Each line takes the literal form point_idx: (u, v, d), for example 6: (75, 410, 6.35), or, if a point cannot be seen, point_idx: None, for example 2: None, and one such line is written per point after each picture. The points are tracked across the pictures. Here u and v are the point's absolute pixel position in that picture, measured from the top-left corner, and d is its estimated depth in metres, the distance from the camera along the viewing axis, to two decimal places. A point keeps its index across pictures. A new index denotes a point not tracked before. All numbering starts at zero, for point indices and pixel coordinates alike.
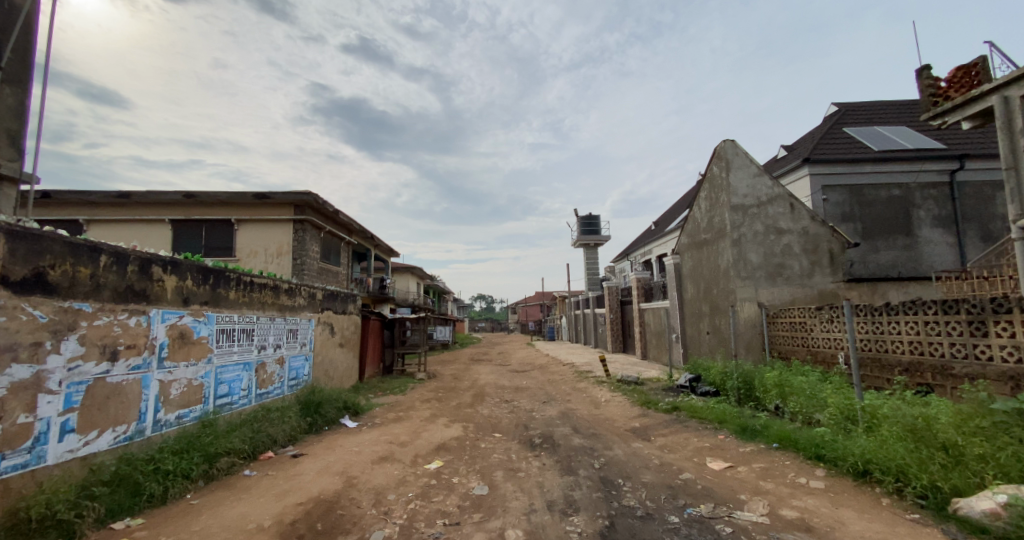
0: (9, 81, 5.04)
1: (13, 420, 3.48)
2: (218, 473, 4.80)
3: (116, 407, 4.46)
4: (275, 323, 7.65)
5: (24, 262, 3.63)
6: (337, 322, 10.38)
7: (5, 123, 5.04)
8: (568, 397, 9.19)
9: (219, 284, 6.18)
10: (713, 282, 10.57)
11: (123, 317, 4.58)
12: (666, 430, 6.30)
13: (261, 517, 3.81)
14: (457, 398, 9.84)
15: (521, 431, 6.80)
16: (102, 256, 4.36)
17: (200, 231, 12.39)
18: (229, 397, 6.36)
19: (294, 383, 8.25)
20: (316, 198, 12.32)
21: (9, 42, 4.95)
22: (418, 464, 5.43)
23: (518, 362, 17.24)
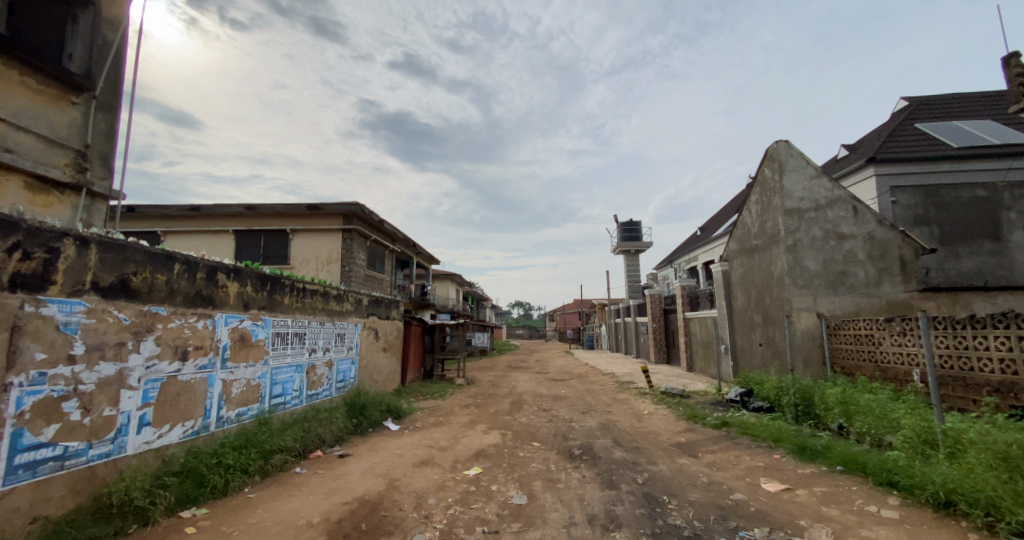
0: (104, 108, 5.68)
1: (99, 412, 3.85)
2: (272, 470, 5.09)
3: (185, 403, 4.83)
4: (325, 327, 8.04)
5: (111, 270, 4.03)
6: (382, 327, 10.75)
7: (99, 145, 5.63)
8: (609, 408, 8.96)
9: (275, 290, 6.58)
10: (766, 291, 10.00)
11: (192, 320, 4.98)
12: (714, 447, 5.97)
13: (309, 514, 3.97)
14: (496, 405, 9.86)
15: (560, 441, 6.70)
16: (175, 264, 4.76)
17: (259, 241, 13.29)
18: (283, 398, 6.73)
19: (341, 385, 8.60)
20: (363, 207, 12.95)
21: (104, 73, 5.56)
22: (458, 470, 5.47)
23: (557, 370, 17.07)
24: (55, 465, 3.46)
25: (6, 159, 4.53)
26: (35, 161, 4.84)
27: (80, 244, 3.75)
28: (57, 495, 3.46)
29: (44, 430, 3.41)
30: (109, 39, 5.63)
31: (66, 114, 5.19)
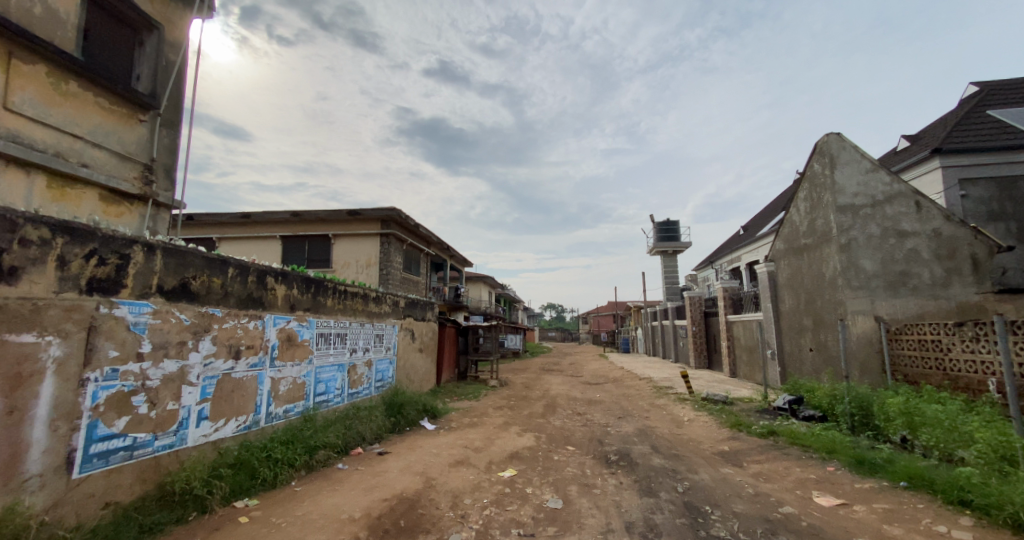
0: (167, 125, 6.14)
1: (163, 406, 4.16)
2: (316, 465, 5.31)
3: (238, 398, 5.13)
4: (365, 328, 8.32)
5: (173, 274, 4.35)
6: (417, 328, 11.00)
7: (163, 159, 6.11)
8: (646, 414, 8.73)
9: (319, 292, 6.88)
10: (817, 293, 9.45)
11: (244, 321, 5.29)
12: (760, 456, 5.68)
13: (351, 509, 4.11)
14: (530, 408, 9.84)
15: (596, 446, 6.59)
16: (230, 268, 5.07)
17: (303, 246, 13.95)
18: (326, 396, 7.02)
19: (380, 384, 8.86)
20: (399, 212, 13.33)
21: (167, 92, 6.01)
22: (493, 471, 5.50)
23: (591, 374, 16.83)
24: (125, 455, 3.76)
25: (84, 174, 4.98)
26: (109, 175, 5.30)
27: (148, 251, 4.06)
28: (127, 482, 3.77)
29: (116, 422, 3.71)
30: (171, 60, 6.08)
31: (135, 131, 5.65)
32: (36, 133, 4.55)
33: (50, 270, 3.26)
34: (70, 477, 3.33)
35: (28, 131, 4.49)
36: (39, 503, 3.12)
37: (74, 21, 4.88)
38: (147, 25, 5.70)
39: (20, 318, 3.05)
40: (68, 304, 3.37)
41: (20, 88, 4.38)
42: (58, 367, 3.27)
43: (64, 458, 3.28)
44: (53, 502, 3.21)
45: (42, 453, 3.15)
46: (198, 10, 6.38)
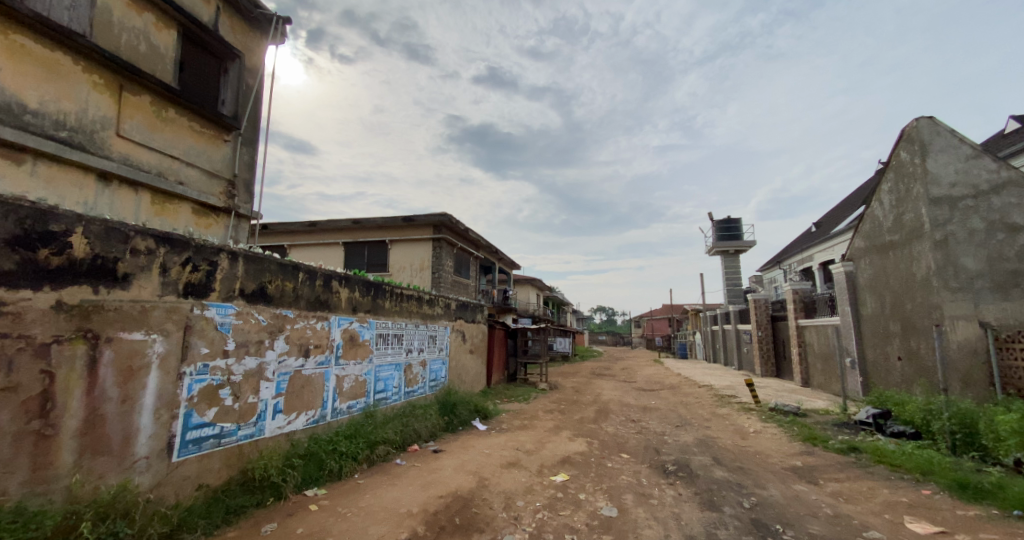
0: (247, 143, 6.77)
1: (245, 399, 4.57)
2: (377, 459, 5.60)
3: (308, 394, 5.51)
4: (419, 329, 8.63)
5: (253, 278, 4.77)
6: (468, 329, 11.24)
7: (244, 175, 6.72)
8: (707, 423, 8.28)
9: (378, 295, 7.23)
10: (906, 295, 8.50)
11: (313, 322, 5.68)
12: (840, 474, 5.18)
13: (409, 503, 4.27)
14: (581, 413, 9.69)
15: (652, 455, 6.35)
16: (300, 272, 5.47)
17: (363, 251, 14.76)
18: (385, 393, 7.35)
19: (434, 384, 9.15)
20: (450, 217, 13.74)
21: (247, 113, 6.62)
22: (545, 475, 5.48)
23: (645, 379, 16.25)
24: (215, 442, 4.18)
25: (180, 191, 5.61)
26: (200, 191, 5.93)
27: (232, 258, 4.50)
28: (216, 467, 4.18)
29: (207, 412, 4.13)
30: (250, 84, 6.70)
31: (220, 150, 6.27)
32: (142, 156, 5.19)
33: (155, 276, 3.69)
34: (171, 459, 3.75)
35: (137, 154, 5.13)
36: (146, 481, 3.54)
37: (171, 55, 5.52)
38: (230, 54, 6.32)
39: (131, 318, 3.48)
40: (169, 306, 3.80)
41: (130, 117, 5.02)
42: (161, 361, 3.69)
43: (165, 443, 3.70)
44: (156, 482, 3.63)
45: (148, 437, 3.57)
46: (272, 37, 6.98)
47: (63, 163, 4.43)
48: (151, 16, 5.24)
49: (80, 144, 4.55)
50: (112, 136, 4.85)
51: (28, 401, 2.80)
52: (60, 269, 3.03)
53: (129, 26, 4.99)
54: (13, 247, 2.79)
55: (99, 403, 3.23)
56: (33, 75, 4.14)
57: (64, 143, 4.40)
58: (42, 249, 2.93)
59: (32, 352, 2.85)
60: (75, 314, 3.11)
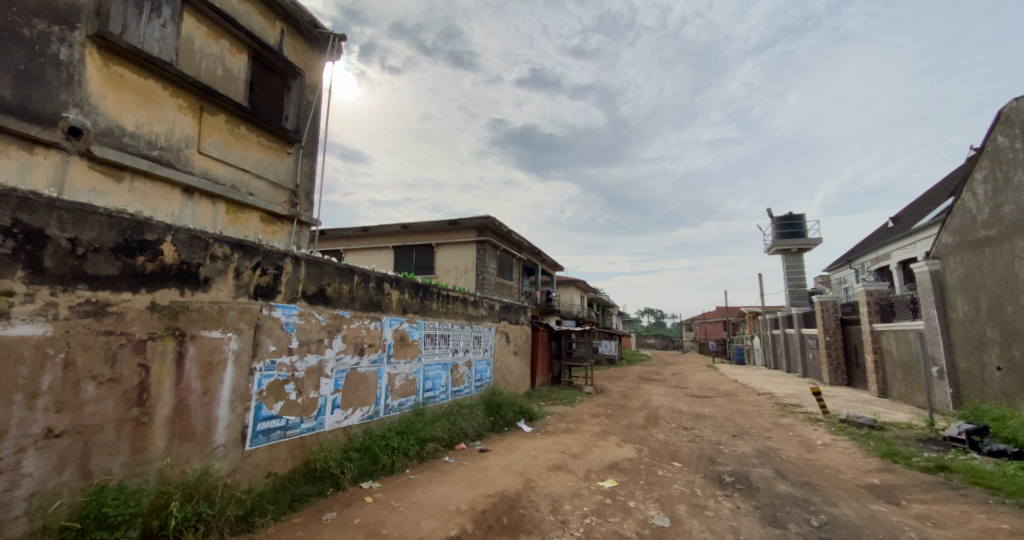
0: (308, 154, 7.23)
1: (307, 394, 4.87)
2: (426, 456, 5.77)
3: (363, 391, 5.79)
4: (465, 330, 8.80)
5: (314, 281, 5.08)
6: (512, 331, 11.31)
7: (305, 184, 7.20)
8: (767, 433, 7.77)
9: (426, 297, 7.45)
10: (1006, 297, 7.53)
11: (367, 322, 5.95)
12: (926, 496, 4.66)
13: (458, 501, 4.35)
14: (629, 418, 9.43)
15: (706, 465, 6.05)
16: (355, 275, 5.76)
17: (411, 254, 15.30)
18: (433, 392, 7.55)
19: (479, 384, 9.29)
20: (494, 220, 13.94)
21: (307, 127, 7.08)
22: (592, 479, 5.38)
23: (697, 386, 15.52)
24: (282, 433, 4.49)
25: (250, 201, 6.10)
26: (267, 201, 6.42)
27: (295, 262, 4.82)
28: (283, 456, 4.50)
29: (275, 405, 4.45)
30: (310, 99, 7.15)
31: (284, 162, 6.76)
32: (218, 170, 5.70)
33: (230, 279, 4.04)
34: (244, 448, 4.08)
35: (214, 169, 5.64)
36: (223, 467, 3.88)
37: (242, 77, 6.02)
38: (293, 72, 6.79)
39: (211, 318, 3.82)
40: (242, 307, 4.13)
41: (209, 135, 5.53)
42: (236, 357, 4.02)
43: (240, 432, 4.03)
44: (233, 467, 3.96)
45: (225, 427, 3.90)
46: (329, 54, 7.41)
47: (154, 178, 4.96)
48: (226, 43, 5.76)
49: (168, 161, 5.07)
50: (194, 152, 5.37)
51: (128, 390, 3.16)
52: (154, 274, 3.39)
53: (208, 53, 5.51)
54: (116, 254, 3.15)
55: (185, 394, 3.57)
56: (130, 102, 4.67)
57: (155, 161, 4.93)
58: (138, 256, 3.29)
59: (131, 347, 3.20)
60: (166, 314, 3.46)
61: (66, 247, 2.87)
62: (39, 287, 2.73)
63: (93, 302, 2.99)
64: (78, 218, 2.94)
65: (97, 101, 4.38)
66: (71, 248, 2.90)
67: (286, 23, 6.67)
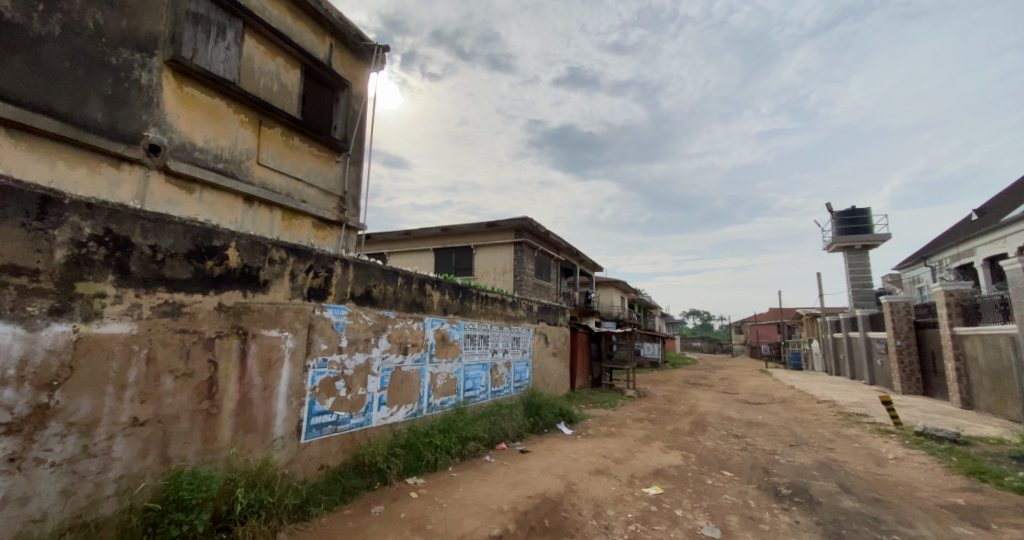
0: (355, 162, 7.56)
1: (356, 391, 5.08)
2: (468, 454, 5.87)
3: (407, 389, 5.97)
4: (504, 331, 8.86)
5: (361, 283, 5.30)
6: (551, 332, 11.26)
7: (353, 191, 7.53)
8: (829, 444, 7.23)
9: (465, 297, 7.57)
10: None
11: (410, 322, 6.13)
12: (1022, 520, 4.15)
13: (500, 501, 4.38)
14: (675, 423, 9.10)
15: (760, 475, 5.72)
16: (399, 277, 5.95)
17: (451, 256, 15.62)
18: (473, 392, 7.65)
19: (518, 385, 9.31)
20: (531, 221, 13.96)
21: (354, 136, 7.41)
22: (636, 485, 5.24)
23: (748, 392, 14.72)
24: (333, 428, 4.72)
25: (303, 208, 6.47)
26: (318, 207, 6.78)
27: (344, 265, 5.05)
28: (334, 450, 4.72)
29: (327, 400, 4.68)
30: (357, 109, 7.49)
31: (333, 170, 7.10)
32: (275, 179, 6.08)
33: (287, 282, 4.30)
34: (300, 440, 4.32)
35: (271, 178, 6.02)
36: (282, 458, 4.13)
37: (296, 91, 6.41)
38: (341, 84, 7.14)
39: (270, 318, 4.08)
40: (297, 307, 4.38)
41: (266, 147, 5.92)
42: (292, 355, 4.27)
43: (296, 426, 4.28)
44: (290, 458, 4.21)
45: (283, 420, 4.15)
46: (374, 64, 7.72)
47: (220, 189, 5.37)
48: (282, 60, 6.15)
49: (231, 173, 5.48)
50: (253, 164, 5.77)
51: (200, 384, 3.44)
52: (221, 277, 3.66)
53: (266, 71, 5.91)
54: (189, 259, 3.43)
55: (247, 388, 3.84)
56: (200, 119, 5.09)
57: (220, 173, 5.34)
58: (207, 261, 3.57)
59: (202, 344, 3.48)
60: (231, 314, 3.74)
61: (148, 253, 3.17)
62: (126, 290, 3.02)
63: (170, 303, 3.28)
64: (158, 226, 3.23)
65: (172, 119, 4.81)
66: (152, 254, 3.19)
67: (335, 38, 7.04)
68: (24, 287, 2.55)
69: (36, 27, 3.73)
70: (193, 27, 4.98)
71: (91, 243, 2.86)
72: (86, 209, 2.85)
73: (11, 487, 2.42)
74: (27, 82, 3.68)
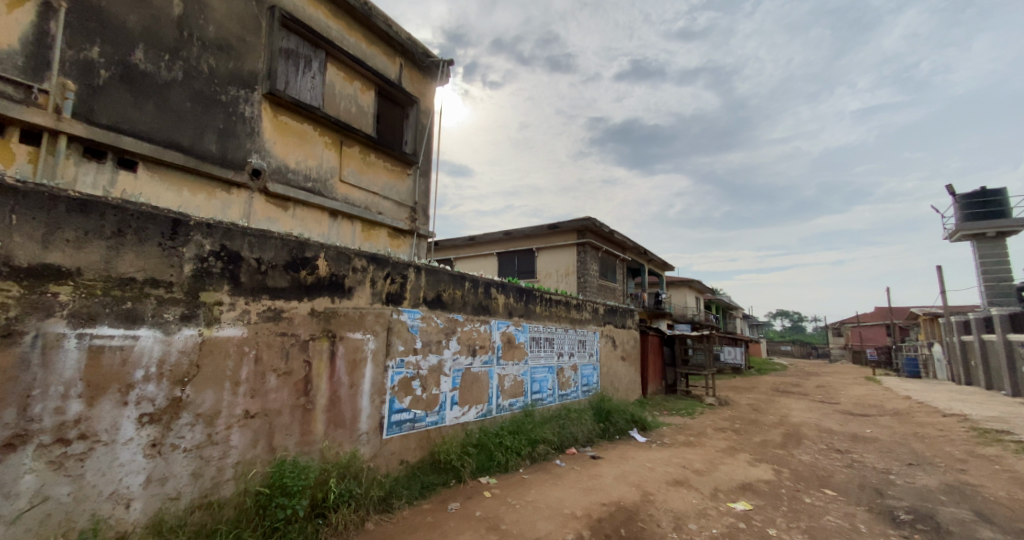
0: (424, 173, 7.95)
1: (430, 391, 5.31)
2: (538, 457, 5.87)
3: (477, 390, 6.11)
4: (569, 334, 8.74)
5: (432, 287, 5.54)
6: (619, 335, 10.90)
7: (422, 201, 7.91)
8: (960, 465, 6.16)
9: (530, 300, 7.60)
10: None
11: (477, 325, 6.29)
12: None
13: (573, 506, 4.30)
14: (762, 434, 8.33)
15: (871, 497, 5.03)
16: (466, 281, 6.14)
17: (513, 260, 15.80)
18: (540, 395, 7.63)
19: (586, 389, 9.12)
20: (594, 221, 13.68)
21: (423, 148, 7.80)
22: (720, 499, 4.87)
23: (851, 402, 13.04)
24: (411, 425, 4.97)
25: (379, 219, 6.92)
26: (392, 218, 7.21)
27: (417, 271, 5.31)
28: (413, 446, 4.97)
29: (405, 399, 4.95)
30: (425, 123, 7.88)
31: (405, 182, 7.53)
32: (355, 194, 6.59)
33: (367, 288, 4.62)
34: (382, 436, 4.61)
35: (352, 193, 6.53)
36: (367, 452, 4.43)
37: (371, 110, 6.89)
38: (409, 101, 7.56)
39: (354, 321, 4.41)
40: (377, 311, 4.69)
41: (346, 164, 6.43)
42: (373, 356, 4.58)
43: (379, 422, 4.57)
44: (374, 452, 4.51)
45: (367, 417, 4.45)
46: (440, 78, 8.06)
47: (309, 205, 5.93)
48: (359, 83, 6.66)
49: (319, 190, 6.02)
50: (336, 181, 6.29)
51: (298, 382, 3.81)
52: (313, 285, 4.03)
53: (345, 94, 6.44)
54: (286, 270, 3.82)
55: (337, 386, 4.17)
56: (292, 144, 5.67)
57: (309, 191, 5.90)
58: (301, 271, 3.95)
59: (299, 346, 3.86)
60: (322, 318, 4.09)
61: (254, 265, 3.58)
62: (239, 298, 3.44)
63: (272, 309, 3.68)
64: (261, 241, 3.63)
65: (270, 146, 5.42)
66: (256, 265, 3.60)
67: (404, 58, 7.47)
68: (162, 297, 3.00)
69: (164, 74, 4.42)
70: (285, 62, 5.58)
71: (211, 258, 3.30)
72: (206, 228, 3.28)
73: (154, 467, 2.86)
74: (156, 122, 4.38)
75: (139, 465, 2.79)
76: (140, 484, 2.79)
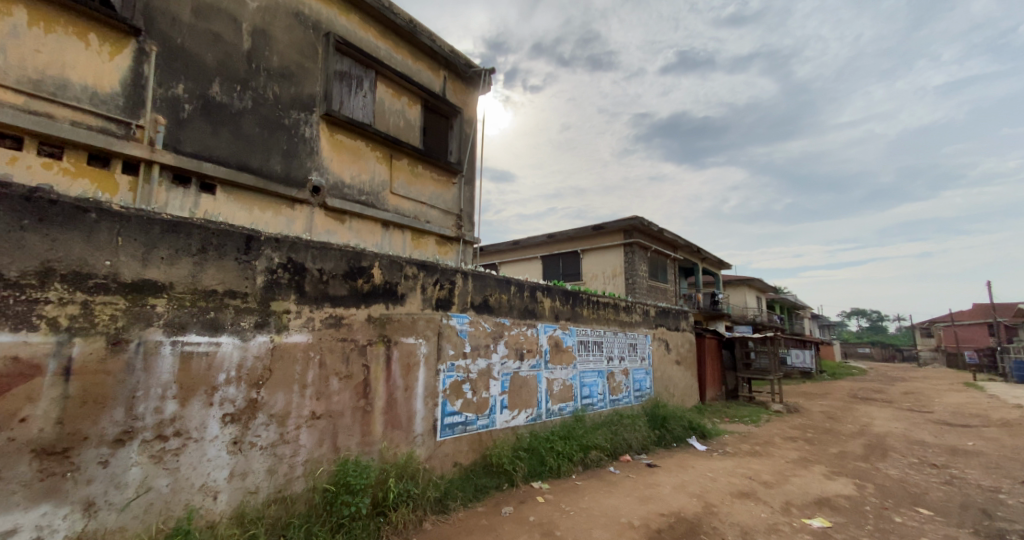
0: (468, 181, 8.12)
1: (480, 394, 5.38)
2: (590, 463, 5.76)
3: (526, 393, 6.12)
4: (619, 337, 8.52)
5: (479, 292, 5.62)
6: (672, 338, 10.45)
7: (467, 208, 8.08)
8: None
9: (577, 303, 7.50)
10: None
11: (524, 329, 6.30)
12: None
13: (629, 515, 4.17)
14: (839, 445, 7.61)
15: (977, 519, 4.42)
16: (512, 285, 6.18)
17: (558, 262, 15.68)
18: (591, 399, 7.49)
19: (639, 394, 8.82)
20: (642, 220, 13.28)
21: (466, 157, 7.98)
22: (793, 514, 4.50)
23: (948, 411, 11.56)
24: (463, 428, 5.06)
25: (427, 227, 7.15)
26: (439, 226, 7.43)
27: (464, 277, 5.42)
28: (466, 449, 5.05)
29: (456, 402, 5.05)
30: (468, 132, 8.05)
31: (450, 190, 7.73)
32: (404, 204, 6.86)
33: (418, 295, 4.77)
34: (436, 438, 4.74)
35: (401, 203, 6.80)
36: (423, 453, 4.57)
37: (418, 123, 7.15)
38: (453, 111, 7.77)
39: (407, 326, 4.58)
40: (428, 317, 4.83)
41: (396, 176, 6.71)
42: (426, 360, 4.72)
43: (432, 424, 4.70)
44: (429, 454, 4.64)
45: (422, 419, 4.59)
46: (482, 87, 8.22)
47: (363, 217, 6.25)
48: (406, 98, 6.95)
49: (372, 203, 6.34)
50: (388, 193, 6.59)
51: (357, 385, 4.01)
52: (369, 293, 4.24)
53: (394, 109, 6.74)
54: (345, 279, 4.04)
55: (393, 390, 4.34)
56: (347, 160, 6.02)
57: (363, 203, 6.22)
58: (359, 279, 4.17)
59: (358, 350, 4.06)
60: (378, 324, 4.28)
61: (317, 276, 3.82)
62: (304, 306, 3.69)
63: (334, 316, 3.91)
64: (323, 252, 3.87)
65: (328, 163, 5.78)
66: (319, 275, 3.84)
67: (448, 70, 7.70)
68: (239, 306, 3.28)
69: (236, 104, 4.87)
70: (339, 84, 5.94)
71: (279, 269, 3.56)
72: (275, 242, 3.56)
73: (235, 463, 3.12)
74: (231, 147, 4.82)
75: (224, 460, 3.06)
76: (225, 477, 3.06)
